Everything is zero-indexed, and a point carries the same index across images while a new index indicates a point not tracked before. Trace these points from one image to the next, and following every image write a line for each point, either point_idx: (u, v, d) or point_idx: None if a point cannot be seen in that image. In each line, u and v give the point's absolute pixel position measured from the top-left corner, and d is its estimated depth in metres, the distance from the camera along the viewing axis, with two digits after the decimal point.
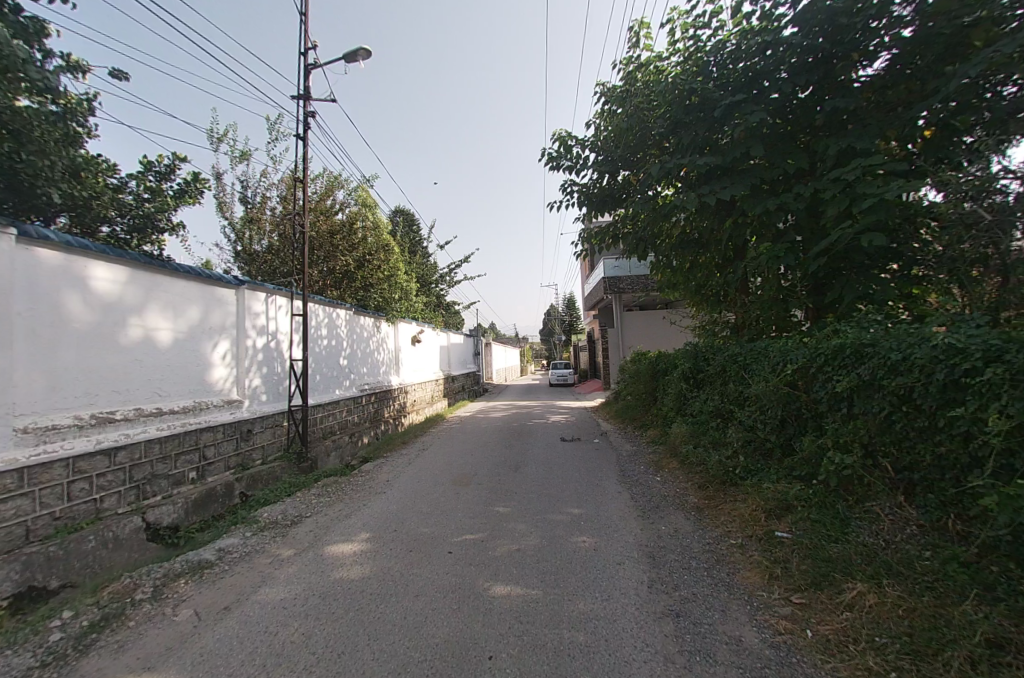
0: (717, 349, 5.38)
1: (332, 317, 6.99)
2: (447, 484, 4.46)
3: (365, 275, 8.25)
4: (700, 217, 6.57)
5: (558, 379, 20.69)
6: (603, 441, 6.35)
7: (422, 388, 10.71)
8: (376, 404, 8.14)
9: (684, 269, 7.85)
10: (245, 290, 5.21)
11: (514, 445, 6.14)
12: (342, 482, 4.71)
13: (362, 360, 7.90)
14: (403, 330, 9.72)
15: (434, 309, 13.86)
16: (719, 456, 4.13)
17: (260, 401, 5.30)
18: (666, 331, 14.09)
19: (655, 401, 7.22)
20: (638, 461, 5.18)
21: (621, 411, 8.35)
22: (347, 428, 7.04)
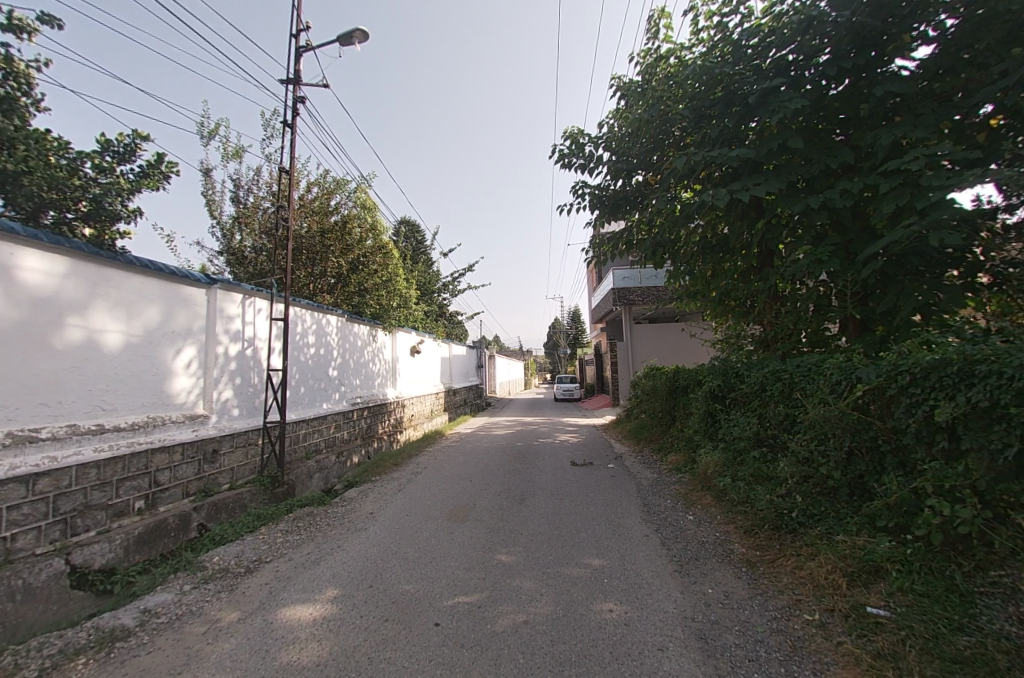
0: (753, 365, 4.69)
1: (322, 323, 6.35)
2: (438, 520, 3.76)
3: (359, 280, 7.65)
4: (727, 218, 5.94)
5: (563, 394, 19.93)
6: (619, 467, 5.62)
7: (420, 402, 10.03)
8: (368, 420, 7.45)
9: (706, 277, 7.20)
10: (217, 290, 4.61)
11: (517, 470, 5.43)
12: (316, 514, 4.02)
13: (354, 372, 7.24)
14: (401, 339, 9.11)
15: (435, 319, 13.24)
16: (767, 494, 3.41)
17: (230, 416, 4.66)
18: (680, 345, 13.39)
19: (676, 422, 6.50)
20: (663, 493, 4.45)
21: (635, 431, 7.62)
22: (333, 446, 6.35)
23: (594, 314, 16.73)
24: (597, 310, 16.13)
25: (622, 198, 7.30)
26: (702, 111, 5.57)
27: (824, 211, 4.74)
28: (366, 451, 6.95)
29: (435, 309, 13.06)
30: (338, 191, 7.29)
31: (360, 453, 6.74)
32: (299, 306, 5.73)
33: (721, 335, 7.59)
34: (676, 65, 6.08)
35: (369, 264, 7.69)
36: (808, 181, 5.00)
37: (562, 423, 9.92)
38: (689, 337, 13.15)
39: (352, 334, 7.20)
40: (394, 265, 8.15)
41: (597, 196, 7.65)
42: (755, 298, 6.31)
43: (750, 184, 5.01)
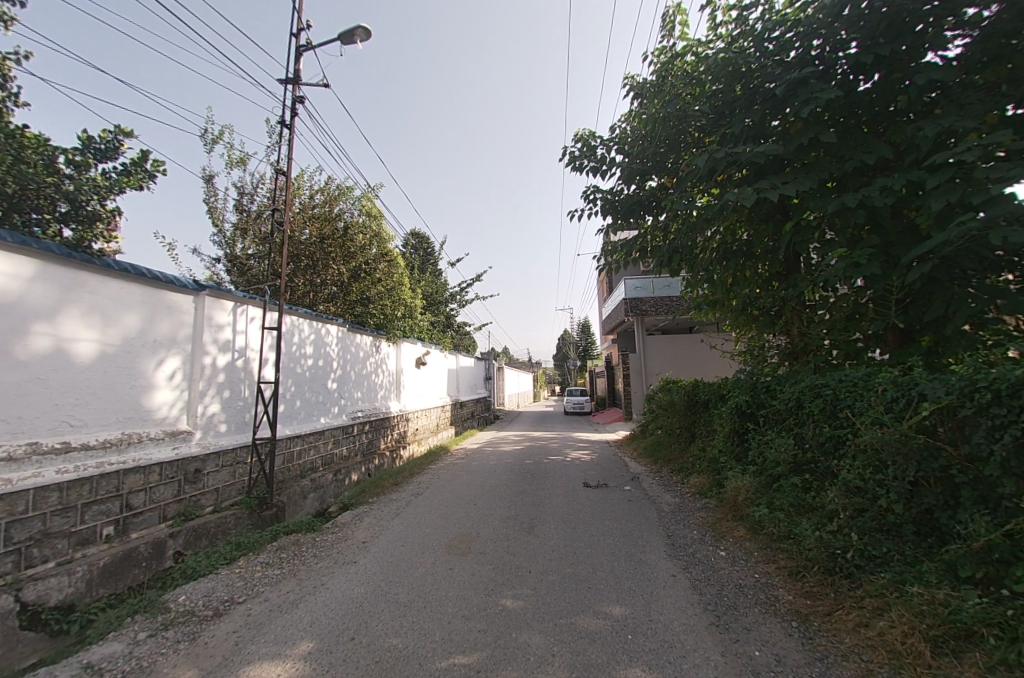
0: (786, 379, 4.24)
1: (321, 333, 6.03)
2: (436, 552, 3.35)
3: (362, 289, 7.36)
4: (751, 222, 5.55)
5: (574, 407, 19.41)
6: (636, 489, 5.15)
7: (426, 416, 9.66)
8: (369, 435, 7.09)
9: (728, 285, 6.76)
10: (205, 297, 4.32)
11: (525, 492, 4.99)
12: (303, 543, 3.64)
13: (355, 384, 6.91)
14: (406, 350, 8.77)
15: (442, 330, 12.92)
16: (815, 530, 2.94)
17: (216, 433, 4.33)
18: (696, 357, 12.87)
19: (697, 440, 6.03)
20: (688, 523, 3.98)
21: (651, 449, 7.14)
22: (330, 463, 5.98)
23: (605, 325, 16.34)
24: (608, 321, 15.70)
25: (636, 203, 6.96)
26: (723, 106, 5.20)
27: (861, 211, 4.33)
28: (366, 469, 6.57)
29: (443, 319, 12.75)
30: (340, 197, 7.04)
31: (360, 470, 6.37)
32: (295, 315, 5.40)
33: (743, 346, 7.13)
34: (693, 62, 5.76)
35: (372, 273, 7.40)
36: (841, 179, 4.60)
37: (573, 438, 9.46)
38: (706, 348, 12.62)
39: (354, 345, 6.88)
40: (399, 274, 7.85)
41: (610, 201, 7.31)
42: (782, 307, 5.87)
43: (778, 182, 4.61)
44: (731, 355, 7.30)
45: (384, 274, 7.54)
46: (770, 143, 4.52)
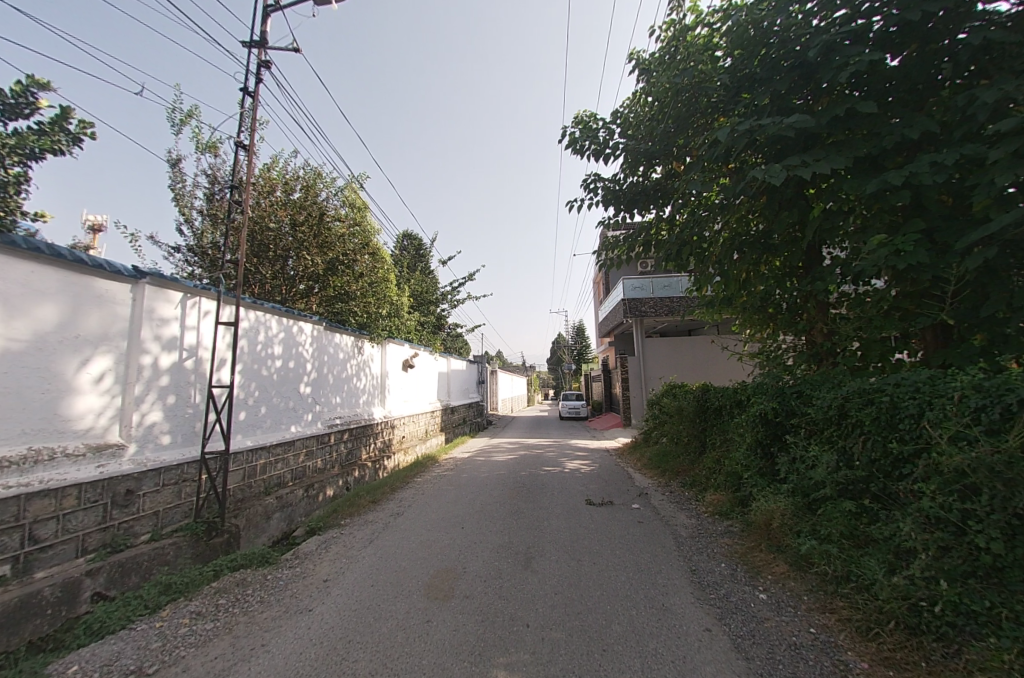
0: (825, 384, 3.65)
1: (294, 332, 5.34)
2: (414, 596, 2.70)
3: (343, 285, 6.68)
4: (774, 207, 4.98)
5: (569, 412, 18.82)
6: (646, 508, 4.53)
7: (414, 422, 9.01)
8: (348, 444, 6.41)
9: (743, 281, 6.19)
10: (146, 287, 3.62)
11: (520, 510, 4.36)
12: (251, 583, 2.97)
13: (333, 388, 6.24)
14: (391, 352, 8.12)
15: (432, 331, 12.28)
16: (884, 573, 2.34)
17: (157, 446, 3.64)
18: (698, 361, 12.34)
19: (710, 451, 5.45)
20: (713, 553, 3.36)
21: (656, 458, 6.55)
22: (301, 477, 5.31)
23: (602, 327, 15.78)
24: (605, 323, 15.15)
25: (643, 191, 6.35)
26: (744, 78, 4.63)
27: (908, 191, 3.77)
28: (344, 482, 5.91)
29: (433, 320, 12.10)
30: (317, 183, 6.36)
31: (336, 484, 5.73)
32: (260, 310, 4.74)
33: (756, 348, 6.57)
34: (708, 32, 5.19)
35: (354, 268, 6.72)
36: (879, 157, 4.06)
37: (571, 446, 8.85)
38: (717, 352, 12.12)
39: (331, 345, 6.21)
40: (384, 269, 7.19)
41: (612, 190, 6.71)
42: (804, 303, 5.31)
43: (810, 159, 4.04)
44: (743, 357, 6.75)
45: (369, 267, 6.87)
46: (804, 114, 3.96)
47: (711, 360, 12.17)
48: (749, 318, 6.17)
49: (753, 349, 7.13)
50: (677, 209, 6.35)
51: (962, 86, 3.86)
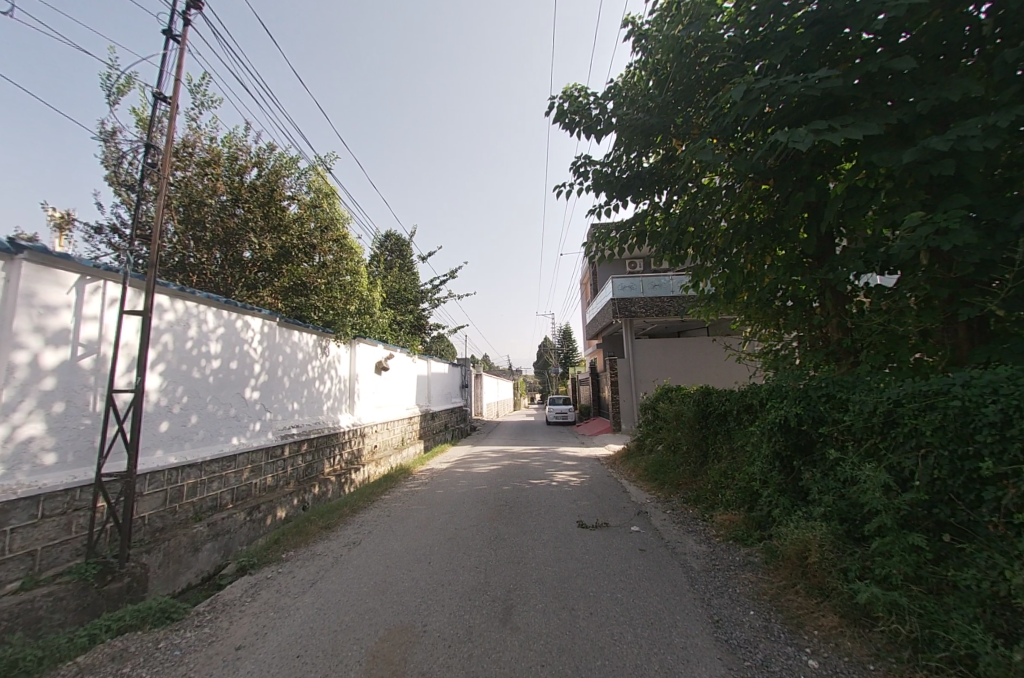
0: (861, 386, 3.07)
1: (238, 327, 4.58)
2: (350, 676, 1.97)
3: (303, 277, 5.93)
4: (786, 188, 4.43)
5: (556, 416, 18.19)
6: (647, 531, 3.90)
7: (388, 430, 8.26)
8: (307, 456, 5.64)
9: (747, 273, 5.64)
10: (26, 264, 2.82)
11: (500, 538, 3.64)
12: (138, 655, 2.21)
13: (289, 393, 5.46)
14: (362, 352, 7.37)
15: (411, 331, 11.53)
16: (988, 642, 1.72)
17: (34, 469, 2.81)
18: (690, 363, 11.82)
19: (716, 462, 4.85)
20: (736, 594, 2.72)
21: (652, 468, 5.93)
22: (245, 497, 4.53)
23: (589, 329, 15.22)
24: (594, 324, 14.60)
25: (639, 175, 5.69)
26: (755, 39, 4.06)
27: (952, 159, 3.22)
28: (299, 501, 5.14)
29: (413, 319, 11.36)
30: (272, 161, 5.61)
31: (289, 504, 4.95)
32: (192, 300, 3.98)
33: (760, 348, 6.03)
34: None
35: (315, 258, 5.98)
36: (911, 124, 3.52)
37: (559, 454, 8.19)
38: (720, 352, 11.66)
39: (286, 344, 5.45)
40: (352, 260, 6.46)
41: (600, 175, 5.96)
42: (818, 296, 4.75)
43: (835, 125, 3.48)
44: (746, 357, 6.20)
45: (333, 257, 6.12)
46: (831, 71, 3.39)
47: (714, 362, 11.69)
48: (755, 314, 5.62)
49: (755, 348, 6.60)
50: (677, 195, 5.77)
51: (1004, 43, 3.35)
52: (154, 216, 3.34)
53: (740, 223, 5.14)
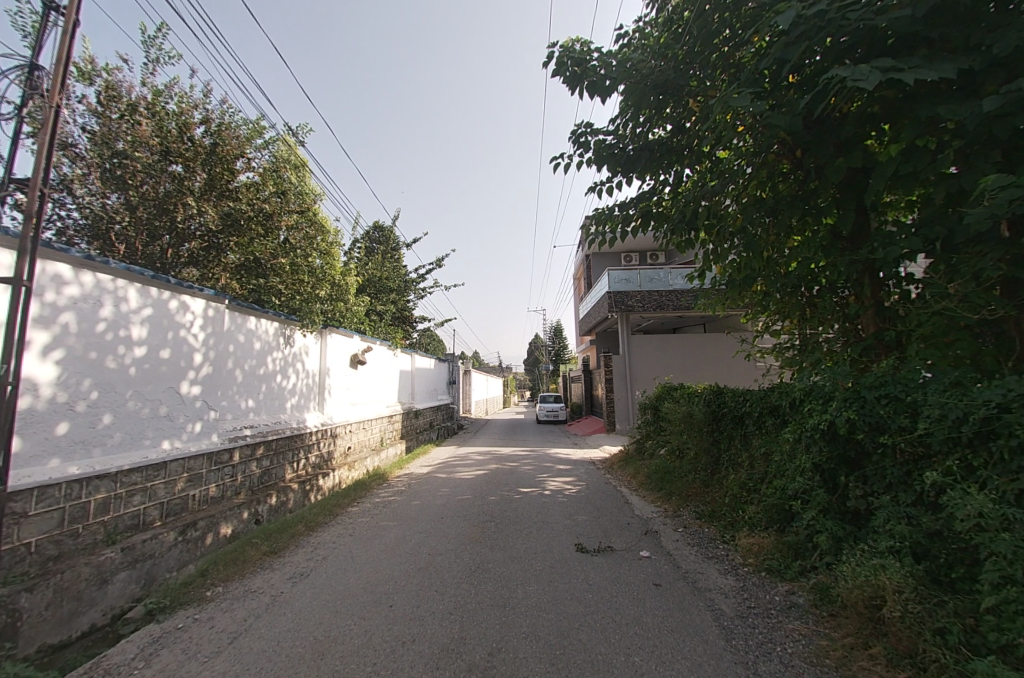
0: (938, 387, 2.44)
1: (173, 309, 3.81)
2: None
3: (260, 255, 5.19)
4: (822, 155, 3.81)
5: (547, 415, 17.56)
6: (660, 557, 3.24)
7: (365, 429, 7.50)
8: (265, 461, 4.89)
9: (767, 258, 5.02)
10: None
11: (483, 569, 2.95)
12: None
13: (242, 388, 4.71)
14: (334, 343, 6.61)
15: (392, 324, 10.75)
16: None
17: None
18: (688, 360, 11.24)
19: (733, 471, 4.23)
20: (790, 657, 2.07)
21: (655, 475, 5.32)
22: (179, 513, 3.79)
23: (583, 323, 14.59)
24: (587, 319, 13.95)
25: (649, 146, 5.04)
26: None
27: None
28: (250, 515, 4.41)
29: (396, 310, 10.59)
30: (224, 119, 4.83)
31: (237, 518, 4.22)
32: (104, 273, 3.21)
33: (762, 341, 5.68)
34: None
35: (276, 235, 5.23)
36: (987, 70, 2.90)
37: (550, 457, 7.54)
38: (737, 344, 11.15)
39: (238, 331, 4.69)
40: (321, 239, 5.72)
41: (601, 147, 5.24)
42: (851, 283, 4.16)
43: (900, 66, 2.84)
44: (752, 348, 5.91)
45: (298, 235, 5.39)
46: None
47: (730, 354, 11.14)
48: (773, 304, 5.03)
49: (768, 344, 6.00)
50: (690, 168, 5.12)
51: None
52: (35, 144, 2.50)
53: (763, 199, 4.50)
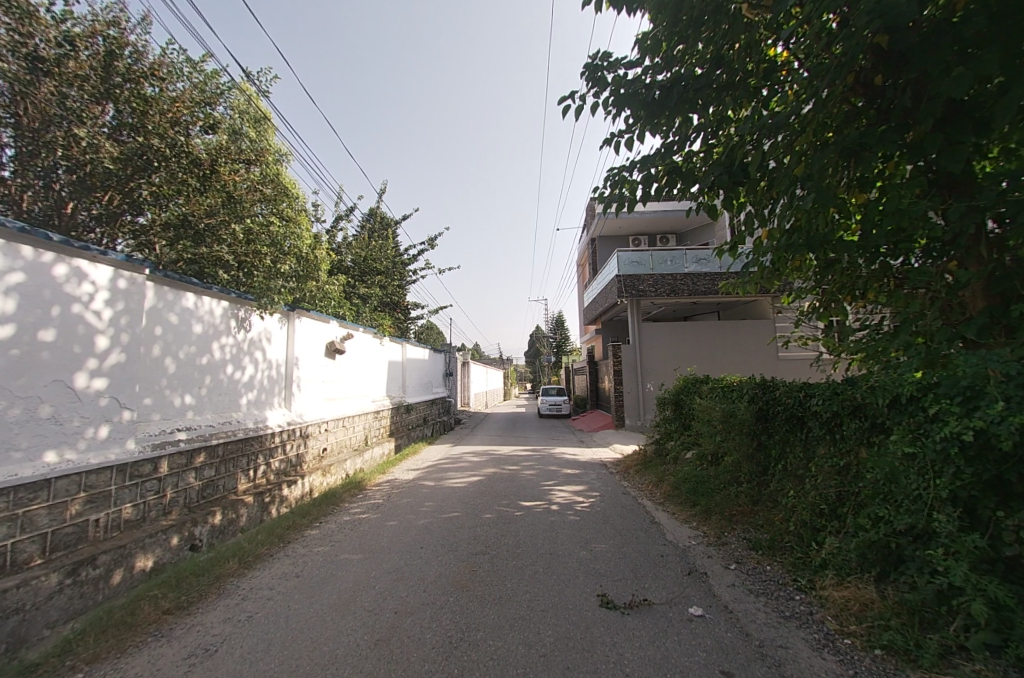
0: None
1: (59, 275, 2.84)
2: None
3: (203, 219, 4.24)
4: (929, 67, 2.83)
5: (549, 408, 16.72)
6: (720, 616, 2.31)
7: (346, 428, 6.57)
8: (207, 470, 3.96)
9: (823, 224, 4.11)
10: None
11: (466, 645, 2.01)
12: None
13: (174, 381, 3.78)
14: (304, 329, 5.65)
15: (380, 309, 9.78)
16: None
17: None
18: (705, 350, 10.26)
19: (795, 486, 3.31)
20: None
21: (683, 484, 4.41)
22: (73, 546, 2.87)
23: (589, 311, 13.62)
24: (593, 306, 12.98)
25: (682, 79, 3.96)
26: None
27: None
28: (181, 541, 3.49)
29: (384, 294, 9.62)
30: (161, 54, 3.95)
31: (162, 546, 3.31)
32: None
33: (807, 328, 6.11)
34: None
35: (223, 195, 4.29)
36: None
37: (556, 458, 6.64)
38: (770, 328, 10.26)
39: (168, 310, 3.75)
40: (282, 202, 4.76)
41: (623, 85, 4.24)
42: (955, 242, 3.18)
43: None
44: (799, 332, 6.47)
45: (250, 194, 4.46)
46: None
47: (762, 339, 10.24)
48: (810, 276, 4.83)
49: (817, 327, 5.06)
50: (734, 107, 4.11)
51: None
52: None
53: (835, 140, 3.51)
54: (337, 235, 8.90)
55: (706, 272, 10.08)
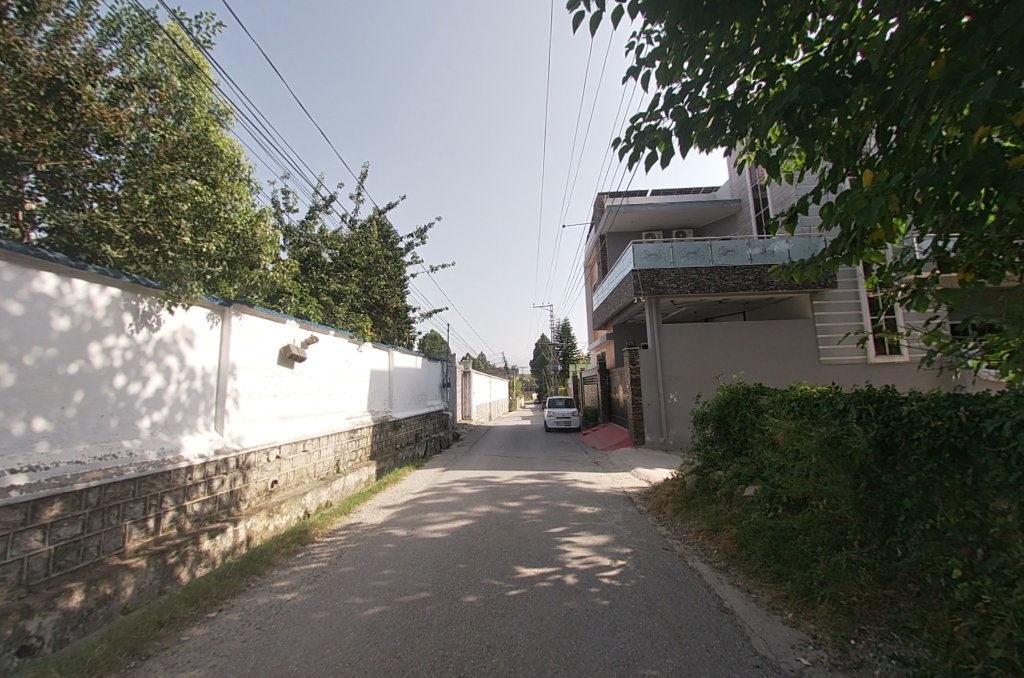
0: None
1: None
2: None
3: (59, 168, 3.14)
4: None
5: (557, 421, 15.37)
6: None
7: (308, 454, 5.32)
8: (66, 526, 2.70)
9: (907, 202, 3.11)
10: None
11: None
12: None
13: (12, 401, 2.49)
14: (247, 329, 4.45)
15: (365, 312, 8.62)
16: None
17: None
18: (736, 354, 8.95)
19: (968, 564, 2.01)
20: None
21: (751, 540, 3.10)
22: None
23: (600, 315, 12.36)
24: (605, 308, 11.74)
25: None
26: None
27: None
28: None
29: (369, 294, 8.46)
30: None
31: None
32: None
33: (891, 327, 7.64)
34: None
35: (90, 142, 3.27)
36: None
37: (567, 489, 5.35)
38: (809, 328, 8.99)
39: (5, 294, 2.47)
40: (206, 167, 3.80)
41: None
42: None
43: None
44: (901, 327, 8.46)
45: (138, 149, 3.44)
46: None
47: (800, 341, 8.96)
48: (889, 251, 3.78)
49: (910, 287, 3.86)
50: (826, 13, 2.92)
51: None
52: None
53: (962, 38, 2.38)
54: (313, 227, 7.81)
55: (735, 266, 8.86)
